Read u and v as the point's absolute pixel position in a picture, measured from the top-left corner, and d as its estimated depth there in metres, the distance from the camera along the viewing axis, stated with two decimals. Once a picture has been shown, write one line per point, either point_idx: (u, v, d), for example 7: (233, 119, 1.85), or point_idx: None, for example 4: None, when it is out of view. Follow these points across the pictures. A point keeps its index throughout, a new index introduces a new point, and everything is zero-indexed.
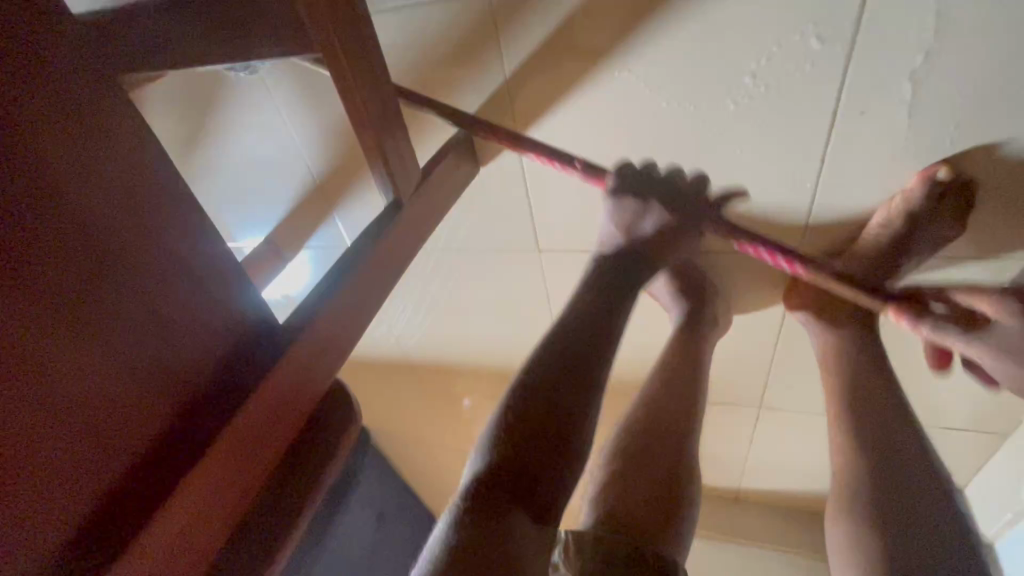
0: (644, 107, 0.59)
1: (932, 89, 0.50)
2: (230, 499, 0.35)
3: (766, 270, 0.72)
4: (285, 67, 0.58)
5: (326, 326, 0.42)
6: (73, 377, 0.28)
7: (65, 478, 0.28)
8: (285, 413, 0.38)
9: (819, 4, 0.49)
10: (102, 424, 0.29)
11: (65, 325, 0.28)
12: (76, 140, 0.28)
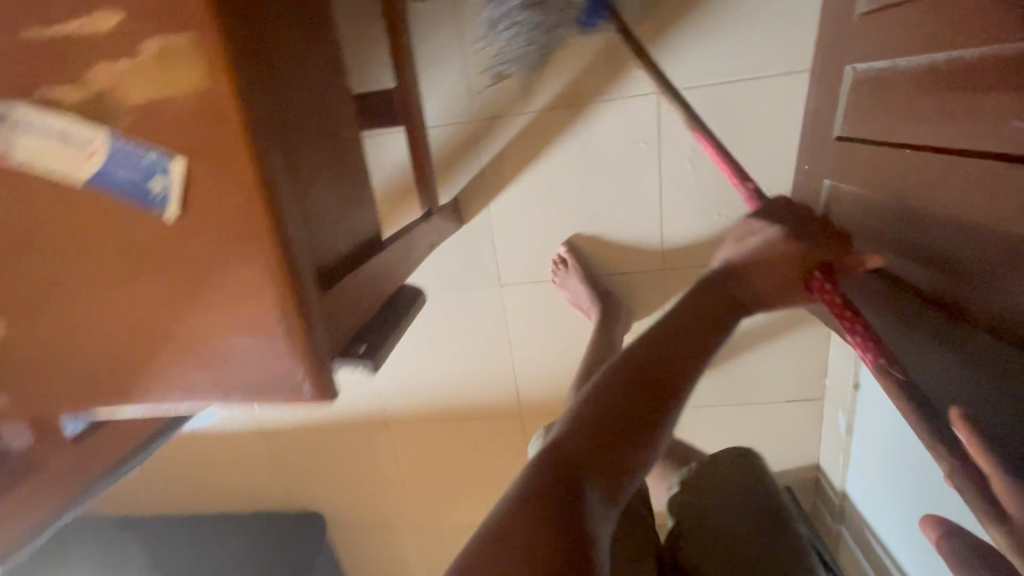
0: (560, 178, 1.03)
1: (702, 163, 1.00)
2: (362, 303, 0.63)
3: (646, 287, 1.11)
4: (387, 147, 1.01)
5: (400, 245, 0.75)
6: (320, 191, 0.60)
7: (316, 237, 0.57)
8: (384, 277, 0.70)
9: (641, 125, 0.98)
10: (323, 224, 0.60)
11: (319, 165, 0.61)
12: (321, 90, 0.64)
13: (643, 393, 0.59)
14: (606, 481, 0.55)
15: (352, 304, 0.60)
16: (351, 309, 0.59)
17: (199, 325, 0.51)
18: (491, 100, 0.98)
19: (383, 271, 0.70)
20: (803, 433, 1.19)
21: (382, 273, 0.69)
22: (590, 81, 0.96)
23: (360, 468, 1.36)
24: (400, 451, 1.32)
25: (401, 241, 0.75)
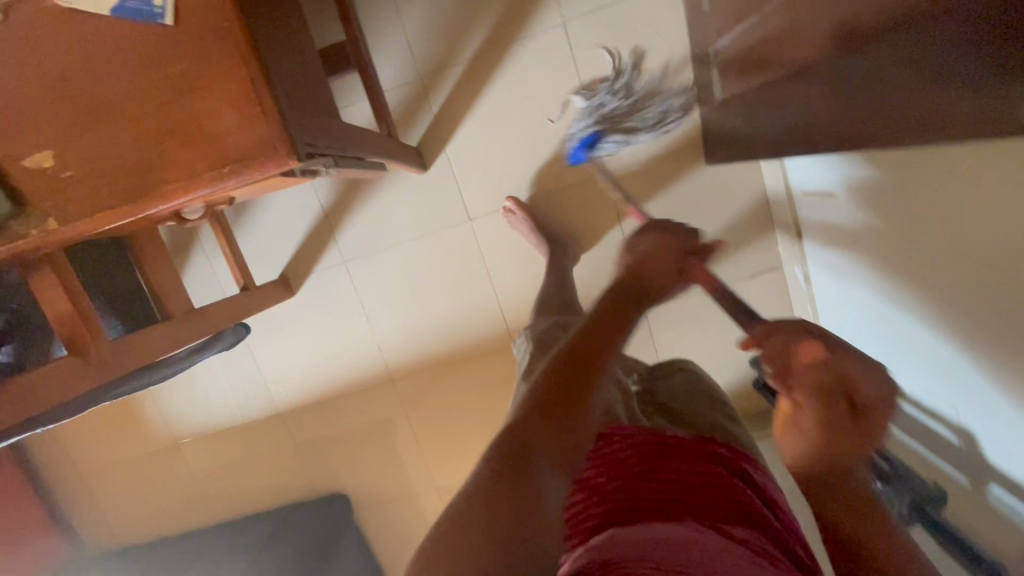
0: (501, 110, 1.21)
1: (616, 71, 1.18)
2: (340, 149, 0.75)
3: (598, 194, 1.25)
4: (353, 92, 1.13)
5: (364, 136, 0.89)
6: (296, 56, 0.72)
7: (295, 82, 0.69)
8: (355, 144, 0.82)
9: (556, 52, 1.18)
10: (302, 79, 0.72)
11: (294, 38, 0.73)
12: None
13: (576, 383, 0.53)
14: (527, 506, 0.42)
15: (330, 141, 0.71)
16: (330, 144, 0.71)
17: (201, 143, 0.57)
18: (432, 59, 1.20)
19: (354, 140, 0.83)
20: (776, 303, 1.27)
21: (353, 141, 0.82)
22: (507, 28, 1.18)
23: (375, 432, 1.42)
24: (413, 406, 1.39)
25: (364, 133, 0.89)
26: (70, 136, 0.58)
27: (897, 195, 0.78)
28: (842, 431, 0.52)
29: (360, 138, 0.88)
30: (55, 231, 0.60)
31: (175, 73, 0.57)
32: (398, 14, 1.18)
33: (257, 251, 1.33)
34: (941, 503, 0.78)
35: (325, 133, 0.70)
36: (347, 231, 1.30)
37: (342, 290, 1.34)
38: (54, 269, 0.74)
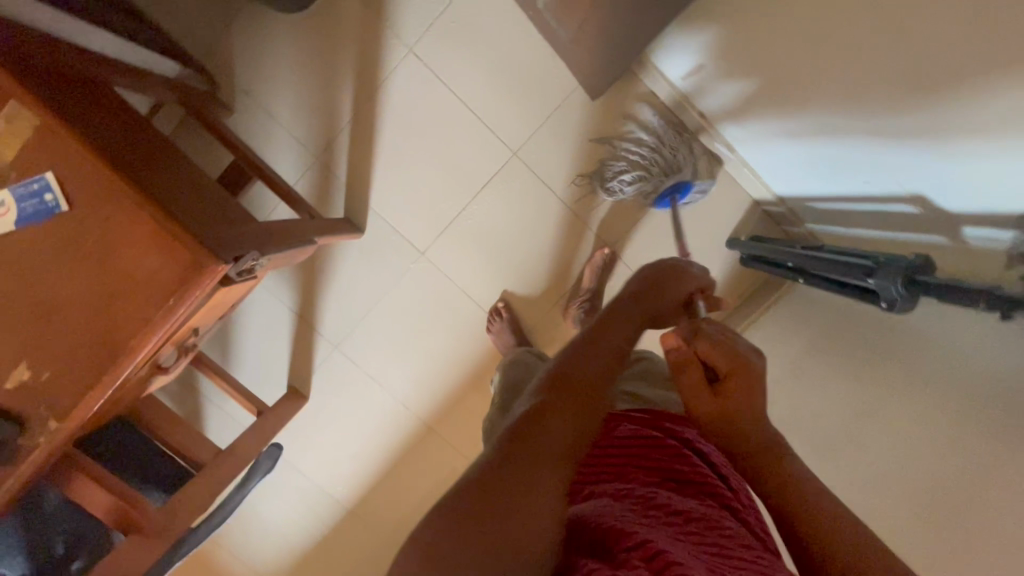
0: (401, 148, 1.29)
1: (477, 65, 1.25)
2: (272, 239, 0.80)
3: (518, 175, 1.30)
4: (268, 200, 1.21)
5: (289, 225, 0.95)
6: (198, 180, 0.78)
7: (209, 200, 0.75)
8: (284, 230, 0.88)
9: (419, 76, 1.26)
10: (212, 195, 0.77)
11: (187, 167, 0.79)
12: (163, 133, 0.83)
13: (563, 396, 0.50)
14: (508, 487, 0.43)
15: (259, 236, 0.77)
16: (260, 239, 0.77)
17: (140, 292, 0.63)
18: (320, 137, 1.28)
19: (282, 229, 0.88)
20: (719, 185, 1.31)
21: (279, 228, 0.87)
22: (368, 78, 1.26)
23: (439, 484, 1.45)
24: (459, 444, 1.43)
25: (288, 224, 0.96)
26: (30, 341, 0.64)
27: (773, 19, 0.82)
28: (713, 422, 0.58)
29: (286, 226, 0.94)
30: (56, 428, 0.65)
31: (92, 247, 0.63)
32: (272, 114, 1.26)
33: (256, 377, 1.38)
34: (926, 269, 0.82)
35: (252, 233, 0.76)
36: (323, 319, 1.35)
37: (346, 374, 1.38)
38: (80, 467, 0.80)
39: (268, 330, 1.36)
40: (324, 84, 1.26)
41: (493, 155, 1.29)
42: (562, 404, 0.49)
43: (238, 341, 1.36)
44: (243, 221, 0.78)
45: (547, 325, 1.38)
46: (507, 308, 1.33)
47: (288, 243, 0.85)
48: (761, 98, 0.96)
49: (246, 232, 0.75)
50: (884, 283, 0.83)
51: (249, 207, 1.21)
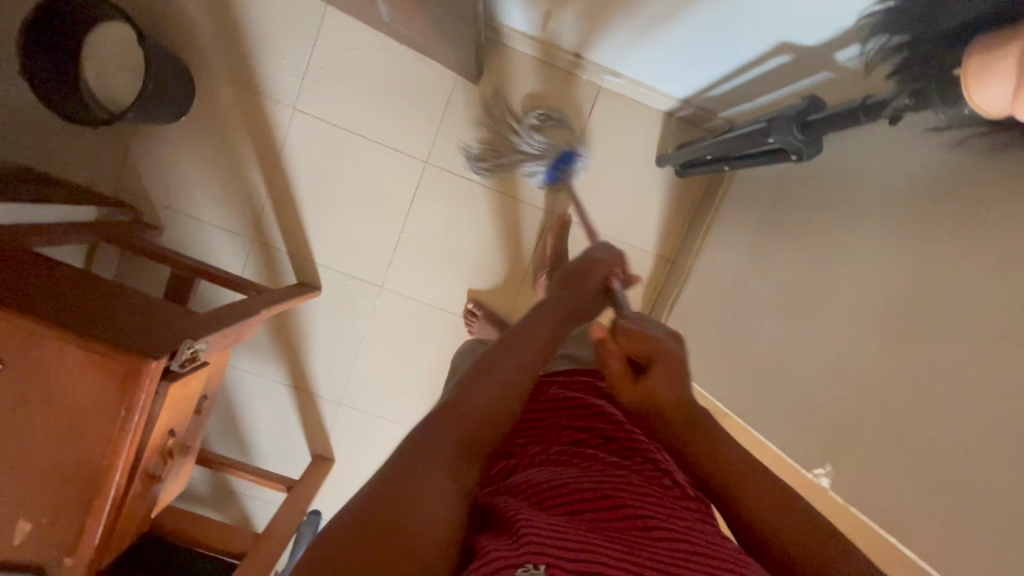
0: (323, 199, 1.32)
1: (359, 96, 1.29)
2: (210, 321, 0.83)
3: (437, 180, 1.34)
4: (219, 293, 1.26)
5: (233, 305, 0.99)
6: (123, 294, 0.81)
7: (135, 309, 0.78)
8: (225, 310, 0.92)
9: (312, 127, 1.30)
10: (139, 303, 0.81)
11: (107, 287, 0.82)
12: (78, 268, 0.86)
13: (510, 360, 0.52)
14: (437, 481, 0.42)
15: (196, 323, 0.81)
16: (197, 325, 0.80)
17: (99, 416, 0.67)
18: (246, 219, 1.32)
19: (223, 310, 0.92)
20: (626, 112, 1.32)
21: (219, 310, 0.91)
22: (268, 148, 1.30)
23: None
24: None
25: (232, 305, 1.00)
26: (18, 495, 0.68)
27: None
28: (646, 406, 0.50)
29: (228, 307, 0.97)
30: (74, 560, 0.70)
31: (38, 393, 0.66)
32: (196, 215, 1.31)
33: (278, 457, 1.43)
34: (817, 105, 0.81)
35: (186, 323, 0.80)
36: (317, 382, 1.39)
37: (359, 424, 1.42)
38: None
39: (272, 410, 1.40)
40: (230, 170, 1.30)
41: (408, 171, 1.33)
42: (508, 367, 0.51)
43: (249, 431, 1.41)
44: (177, 316, 0.81)
45: (521, 306, 1.40)
46: (478, 305, 1.35)
47: (230, 319, 0.88)
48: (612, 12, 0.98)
49: (179, 325, 0.78)
50: (786, 136, 0.82)
51: (206, 305, 1.27)
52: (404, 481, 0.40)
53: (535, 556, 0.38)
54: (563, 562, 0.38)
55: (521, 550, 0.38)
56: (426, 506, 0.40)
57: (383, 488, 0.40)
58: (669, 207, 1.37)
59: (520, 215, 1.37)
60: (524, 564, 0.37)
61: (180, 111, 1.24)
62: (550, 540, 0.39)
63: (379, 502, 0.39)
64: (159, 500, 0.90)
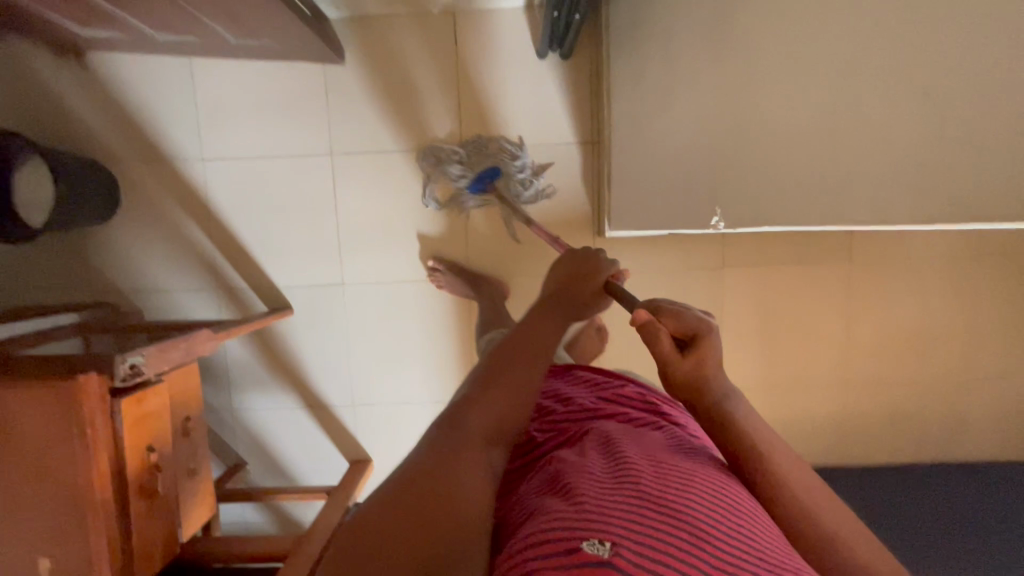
0: (260, 227, 1.40)
1: (250, 124, 1.37)
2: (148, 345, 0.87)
3: (349, 166, 1.38)
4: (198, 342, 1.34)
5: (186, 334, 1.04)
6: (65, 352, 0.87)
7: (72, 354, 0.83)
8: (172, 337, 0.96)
9: (225, 168, 1.38)
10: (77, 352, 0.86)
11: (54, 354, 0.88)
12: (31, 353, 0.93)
13: (521, 356, 0.62)
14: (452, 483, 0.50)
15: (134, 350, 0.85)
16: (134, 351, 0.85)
17: (64, 443, 0.73)
18: (203, 271, 1.41)
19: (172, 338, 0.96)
20: (488, 25, 1.33)
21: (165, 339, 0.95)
22: (196, 203, 1.39)
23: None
24: None
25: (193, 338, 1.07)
26: (30, 538, 0.75)
27: None
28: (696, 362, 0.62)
29: None
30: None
31: (8, 443, 0.73)
32: (160, 286, 1.41)
33: (317, 472, 1.48)
34: None
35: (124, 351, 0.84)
36: (325, 392, 1.45)
37: (377, 415, 1.46)
38: None
39: (294, 431, 1.46)
40: (174, 237, 1.40)
41: (322, 168, 1.38)
42: (525, 362, 0.61)
43: (281, 457, 1.47)
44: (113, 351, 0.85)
45: (474, 245, 1.41)
46: (437, 259, 1.38)
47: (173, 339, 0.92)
48: None
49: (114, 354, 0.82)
50: None
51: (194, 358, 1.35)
52: (429, 486, 0.49)
53: (602, 536, 0.41)
54: (629, 545, 0.41)
55: (588, 528, 0.42)
56: (447, 503, 0.48)
57: (424, 468, 0.50)
58: (570, 92, 1.34)
59: (438, 164, 1.38)
60: (591, 541, 0.41)
61: (109, 202, 1.35)
62: (625, 528, 0.43)
63: (408, 500, 0.47)
64: (183, 522, 0.96)
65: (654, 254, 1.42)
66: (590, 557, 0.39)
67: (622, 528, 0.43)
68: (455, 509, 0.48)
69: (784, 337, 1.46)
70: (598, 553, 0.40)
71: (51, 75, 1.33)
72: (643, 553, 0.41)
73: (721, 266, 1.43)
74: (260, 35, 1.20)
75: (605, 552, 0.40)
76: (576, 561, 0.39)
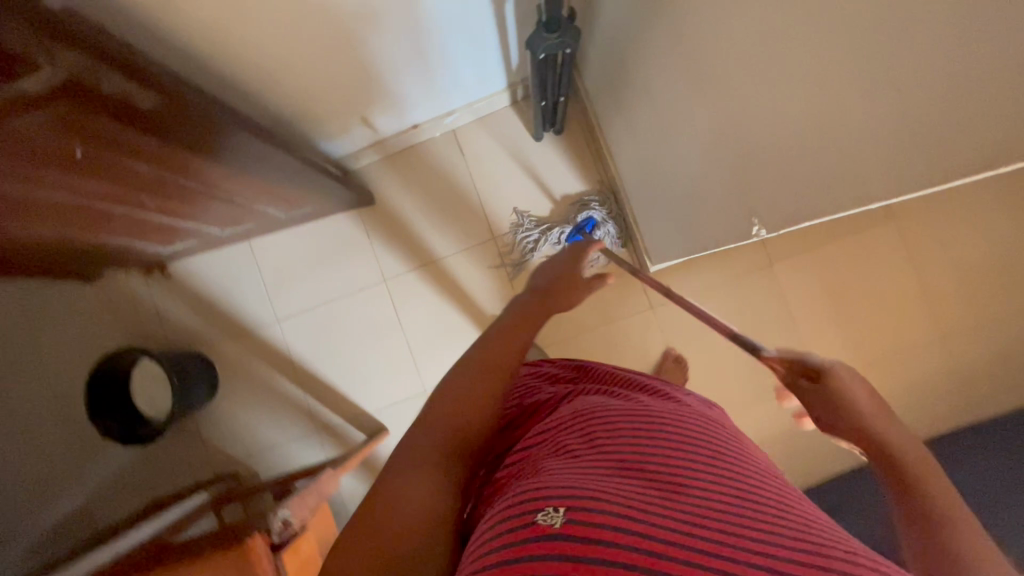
0: (341, 364, 1.53)
1: (310, 278, 1.54)
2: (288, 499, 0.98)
3: (403, 285, 1.52)
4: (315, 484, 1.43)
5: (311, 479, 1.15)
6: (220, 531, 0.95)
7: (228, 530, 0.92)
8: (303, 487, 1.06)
9: (300, 322, 1.54)
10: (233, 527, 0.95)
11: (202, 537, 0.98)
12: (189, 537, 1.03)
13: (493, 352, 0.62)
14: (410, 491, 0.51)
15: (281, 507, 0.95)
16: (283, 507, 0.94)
17: None
18: (302, 418, 1.53)
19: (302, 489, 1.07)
20: (484, 128, 1.50)
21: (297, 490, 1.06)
22: (282, 360, 1.54)
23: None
24: None
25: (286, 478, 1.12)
26: None
27: (327, 75, 1.03)
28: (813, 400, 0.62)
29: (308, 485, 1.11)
30: None
31: None
32: (268, 443, 1.53)
33: None
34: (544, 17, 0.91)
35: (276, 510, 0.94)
36: None
37: None
38: None
39: None
40: (272, 396, 1.54)
41: (381, 295, 1.52)
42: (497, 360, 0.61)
43: None
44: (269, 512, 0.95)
45: None
46: None
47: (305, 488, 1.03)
48: (395, 79, 1.16)
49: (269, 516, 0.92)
50: (546, 41, 0.93)
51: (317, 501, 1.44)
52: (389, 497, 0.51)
53: (557, 503, 0.38)
54: (589, 505, 0.38)
55: (548, 495, 0.39)
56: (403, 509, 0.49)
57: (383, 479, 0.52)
58: (572, 159, 1.48)
59: (478, 257, 1.51)
60: (545, 511, 0.38)
61: (212, 386, 1.52)
62: (590, 490, 0.40)
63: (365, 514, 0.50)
64: None
65: (702, 273, 1.47)
66: (540, 529, 0.37)
67: (587, 489, 0.39)
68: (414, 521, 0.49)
69: (857, 310, 1.45)
70: (549, 523, 0.37)
71: (142, 292, 1.55)
72: (606, 512, 0.37)
73: (770, 263, 1.46)
74: (303, 204, 1.39)
75: (558, 521, 0.37)
76: (529, 535, 0.37)
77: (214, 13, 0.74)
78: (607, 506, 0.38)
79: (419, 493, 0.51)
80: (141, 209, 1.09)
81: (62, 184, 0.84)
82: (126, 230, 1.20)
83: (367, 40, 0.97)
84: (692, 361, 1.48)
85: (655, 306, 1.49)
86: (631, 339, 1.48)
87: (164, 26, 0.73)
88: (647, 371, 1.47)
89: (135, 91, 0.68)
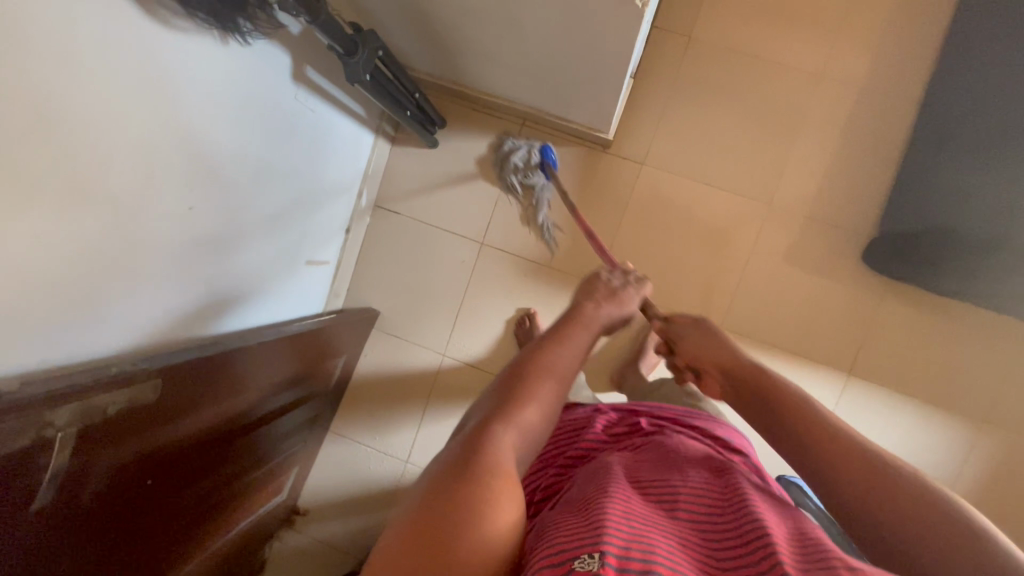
0: None
1: (397, 406, 1.55)
2: None
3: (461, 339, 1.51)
4: None
5: None
6: None
7: None
8: None
9: (423, 442, 1.54)
10: None
11: None
12: None
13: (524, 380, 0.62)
14: (470, 479, 0.47)
15: None
16: None
17: None
18: None
19: None
20: (395, 178, 1.52)
21: None
22: None
23: (765, 289, 1.41)
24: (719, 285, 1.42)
25: None
26: None
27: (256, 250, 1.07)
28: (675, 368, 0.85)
29: None
30: None
31: None
32: None
33: None
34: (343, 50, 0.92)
35: None
36: None
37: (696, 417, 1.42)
38: None
39: None
40: None
41: (455, 364, 1.52)
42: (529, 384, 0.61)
43: None
44: None
45: (571, 261, 1.46)
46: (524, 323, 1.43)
47: None
48: (301, 203, 1.18)
49: None
50: (358, 64, 0.94)
51: None
52: (451, 487, 0.46)
53: (592, 550, 0.41)
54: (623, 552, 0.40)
55: (585, 544, 0.42)
56: (462, 494, 0.46)
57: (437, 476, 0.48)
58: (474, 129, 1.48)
59: (489, 266, 1.50)
60: (580, 557, 0.40)
61: None
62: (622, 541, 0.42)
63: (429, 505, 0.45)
64: None
65: (648, 102, 1.44)
66: (579, 572, 0.38)
67: (619, 539, 0.42)
68: (477, 502, 0.45)
69: None
70: (588, 567, 0.39)
71: (301, 538, 1.58)
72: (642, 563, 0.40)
73: (688, 40, 1.41)
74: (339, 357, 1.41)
75: (594, 565, 0.39)
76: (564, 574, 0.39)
77: (131, 281, 0.78)
78: (636, 555, 0.41)
79: (484, 482, 0.47)
80: (236, 481, 1.10)
81: (166, 514, 0.85)
82: (247, 505, 1.23)
83: (256, 197, 1.01)
84: (713, 164, 1.42)
85: (644, 161, 1.44)
86: (653, 198, 1.44)
87: (106, 323, 0.76)
88: (689, 204, 1.42)
89: (134, 392, 0.69)
